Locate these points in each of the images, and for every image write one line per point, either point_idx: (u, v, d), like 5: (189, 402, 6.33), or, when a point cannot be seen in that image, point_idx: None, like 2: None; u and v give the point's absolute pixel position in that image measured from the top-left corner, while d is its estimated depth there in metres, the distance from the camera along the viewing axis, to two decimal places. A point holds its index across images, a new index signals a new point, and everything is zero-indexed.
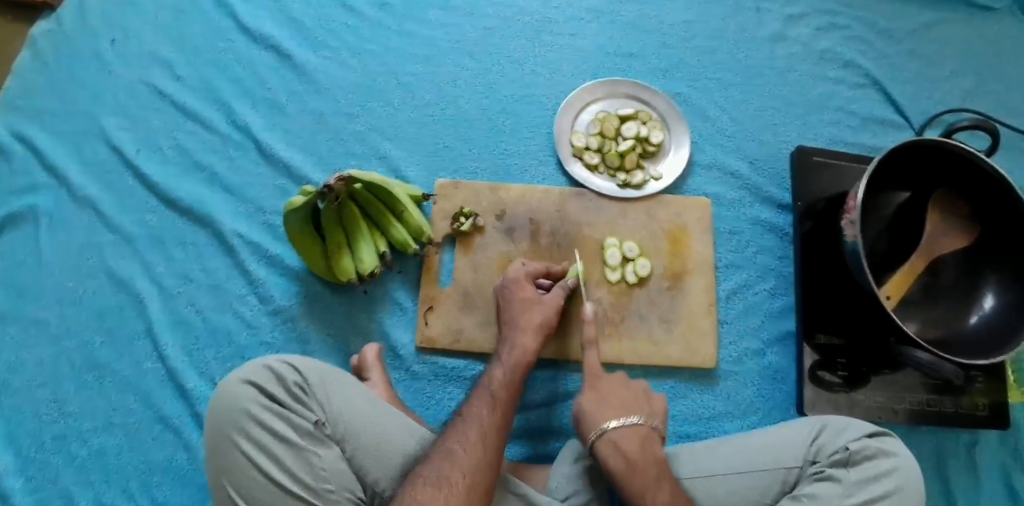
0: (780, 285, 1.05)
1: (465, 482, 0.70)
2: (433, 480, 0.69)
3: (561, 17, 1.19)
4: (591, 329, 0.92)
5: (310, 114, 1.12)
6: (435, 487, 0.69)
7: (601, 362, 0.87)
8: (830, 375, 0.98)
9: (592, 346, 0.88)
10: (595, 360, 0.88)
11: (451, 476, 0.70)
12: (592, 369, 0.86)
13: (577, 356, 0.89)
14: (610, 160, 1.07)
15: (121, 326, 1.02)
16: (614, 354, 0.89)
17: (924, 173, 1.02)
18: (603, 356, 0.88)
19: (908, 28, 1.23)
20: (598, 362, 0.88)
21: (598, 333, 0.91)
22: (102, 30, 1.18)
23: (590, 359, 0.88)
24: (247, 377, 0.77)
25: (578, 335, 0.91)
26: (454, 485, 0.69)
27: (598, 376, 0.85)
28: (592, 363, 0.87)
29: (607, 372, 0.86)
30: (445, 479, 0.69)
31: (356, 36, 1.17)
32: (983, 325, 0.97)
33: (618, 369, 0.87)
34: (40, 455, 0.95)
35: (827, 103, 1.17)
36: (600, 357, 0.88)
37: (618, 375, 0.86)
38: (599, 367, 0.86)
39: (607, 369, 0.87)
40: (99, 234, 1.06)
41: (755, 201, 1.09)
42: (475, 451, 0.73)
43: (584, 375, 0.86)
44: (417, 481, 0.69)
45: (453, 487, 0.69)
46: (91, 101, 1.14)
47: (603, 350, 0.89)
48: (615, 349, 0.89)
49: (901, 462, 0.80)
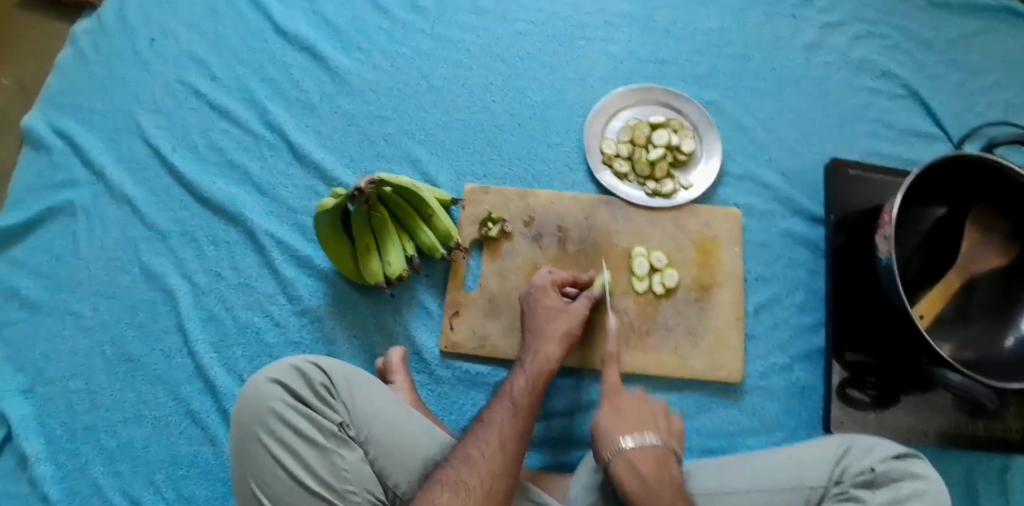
0: (809, 300, 1.04)
1: (483, 489, 0.70)
2: (451, 486, 0.70)
3: (594, 22, 1.18)
4: (635, 425, 0.78)
5: (341, 115, 1.13)
6: (454, 493, 0.69)
7: (658, 475, 0.73)
8: (859, 393, 0.96)
9: (648, 454, 0.74)
10: (649, 470, 0.74)
11: (469, 482, 0.70)
12: (649, 483, 0.73)
13: (627, 465, 0.74)
14: (640, 168, 1.06)
15: (152, 321, 1.04)
16: (666, 459, 0.76)
17: (962, 189, 1.00)
18: (656, 466, 0.74)
19: (950, 38, 1.20)
20: (653, 475, 0.74)
21: (647, 432, 0.77)
22: (140, 28, 1.20)
23: (645, 471, 0.73)
24: (276, 376, 0.78)
25: (624, 434, 0.76)
26: (472, 490, 0.70)
27: (657, 496, 0.72)
28: (646, 473, 0.73)
29: (664, 488, 0.72)
30: (462, 483, 0.70)
31: (388, 38, 1.17)
32: (1020, 346, 0.94)
33: (672, 478, 0.74)
34: (72, 444, 0.97)
35: (864, 114, 1.15)
36: (656, 468, 0.74)
37: (675, 489, 0.73)
38: (656, 482, 0.73)
39: (663, 482, 0.73)
40: (133, 229, 1.09)
41: (787, 214, 1.08)
42: (494, 458, 0.73)
43: (639, 490, 0.72)
44: (436, 487, 0.70)
45: (471, 491, 0.70)
46: (128, 98, 1.16)
47: (656, 457, 0.75)
48: (668, 455, 0.75)
49: (930, 484, 0.79)
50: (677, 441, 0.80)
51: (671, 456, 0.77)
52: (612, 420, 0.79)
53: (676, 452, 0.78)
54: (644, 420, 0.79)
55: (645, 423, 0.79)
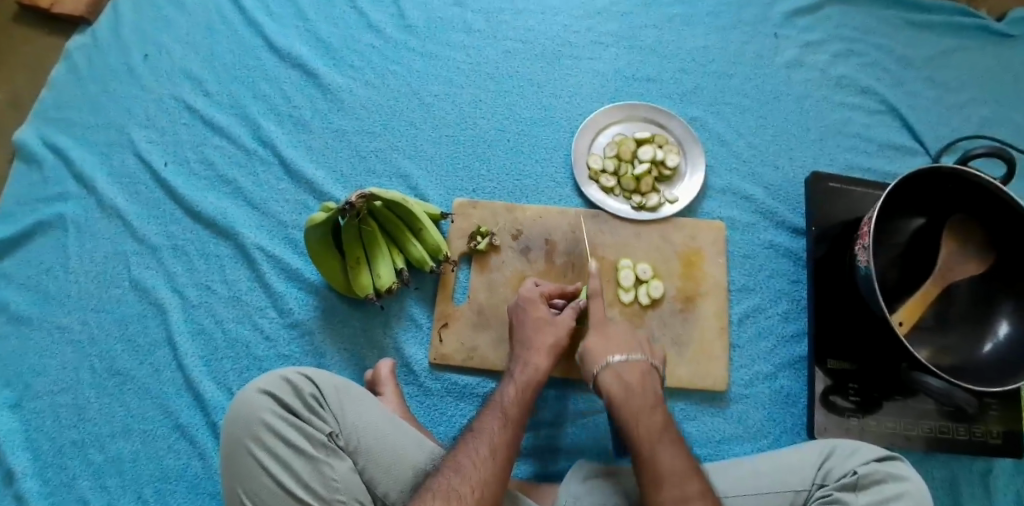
0: (792, 310, 1.06)
1: (474, 497, 0.71)
2: (443, 494, 0.71)
3: (580, 40, 1.21)
4: (624, 346, 0.90)
5: (332, 131, 1.15)
6: (445, 500, 0.70)
7: (641, 384, 0.85)
8: (842, 400, 0.98)
9: (631, 365, 0.86)
10: (633, 378, 0.85)
11: (460, 489, 0.71)
12: (631, 387, 0.84)
13: (612, 373, 0.86)
14: (625, 182, 1.08)
15: (143, 334, 1.04)
16: (651, 375, 0.87)
17: (939, 200, 1.03)
18: (642, 377, 0.86)
19: (925, 55, 1.24)
20: (636, 382, 0.85)
21: (632, 352, 0.89)
22: (134, 45, 1.22)
23: (629, 379, 0.85)
24: (266, 387, 0.79)
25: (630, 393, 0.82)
26: (463, 498, 0.70)
27: (639, 399, 0.83)
28: (631, 381, 0.85)
29: (647, 393, 0.84)
30: (453, 491, 0.71)
31: (378, 56, 1.19)
32: (998, 353, 0.96)
33: (654, 389, 0.85)
34: (60, 459, 0.97)
35: (843, 129, 1.18)
36: (639, 376, 0.85)
37: (656, 397, 0.84)
38: (639, 387, 0.84)
39: (645, 389, 0.84)
40: (125, 244, 1.09)
41: (769, 226, 1.10)
42: (485, 467, 0.74)
43: (622, 393, 0.84)
44: (428, 496, 0.71)
45: (462, 499, 0.70)
46: (120, 114, 1.18)
47: (641, 370, 0.86)
48: (652, 369, 0.87)
49: (911, 487, 0.80)
50: (661, 363, 0.91)
51: (655, 373, 0.88)
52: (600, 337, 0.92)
53: (659, 371, 0.89)
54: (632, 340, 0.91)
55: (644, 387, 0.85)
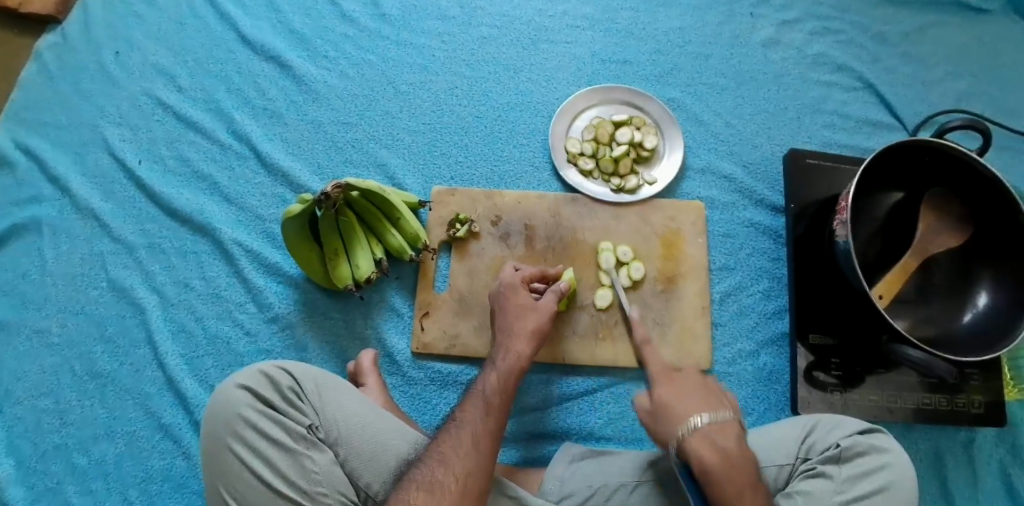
0: (774, 287, 1.06)
1: (458, 488, 0.71)
2: (426, 486, 0.71)
3: (556, 25, 1.20)
4: (705, 404, 0.80)
5: (308, 123, 1.14)
6: (428, 493, 0.70)
7: (738, 450, 0.75)
8: (824, 375, 0.98)
9: (723, 428, 0.76)
10: (728, 444, 0.75)
11: (444, 481, 0.71)
12: (730, 455, 0.74)
13: (703, 438, 0.75)
14: (604, 165, 1.08)
15: (123, 335, 1.03)
16: (741, 436, 0.77)
17: (916, 173, 1.03)
18: (735, 441, 0.76)
19: (901, 31, 1.24)
20: (731, 449, 0.75)
21: (717, 409, 0.79)
22: (105, 42, 1.20)
23: (724, 445, 0.75)
24: (244, 382, 0.78)
25: (700, 413, 0.78)
26: (448, 491, 0.70)
27: (740, 471, 0.73)
28: (725, 446, 0.75)
29: (745, 464, 0.74)
30: (437, 484, 0.71)
31: (353, 45, 1.18)
32: (977, 324, 0.97)
33: (749, 456, 0.76)
34: (43, 464, 0.96)
35: (821, 106, 1.18)
36: (733, 442, 0.76)
37: (752, 465, 0.75)
38: (737, 456, 0.74)
39: (743, 457, 0.74)
40: (101, 244, 1.08)
41: (749, 204, 1.10)
42: (469, 458, 0.73)
43: (722, 466, 0.73)
44: (410, 489, 0.70)
45: (445, 492, 0.70)
46: (94, 113, 1.16)
47: (732, 432, 0.77)
48: (742, 430, 0.77)
49: (892, 459, 0.81)
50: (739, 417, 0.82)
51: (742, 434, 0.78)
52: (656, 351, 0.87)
53: (744, 431, 0.79)
54: (710, 395, 0.81)
55: (715, 404, 0.80)
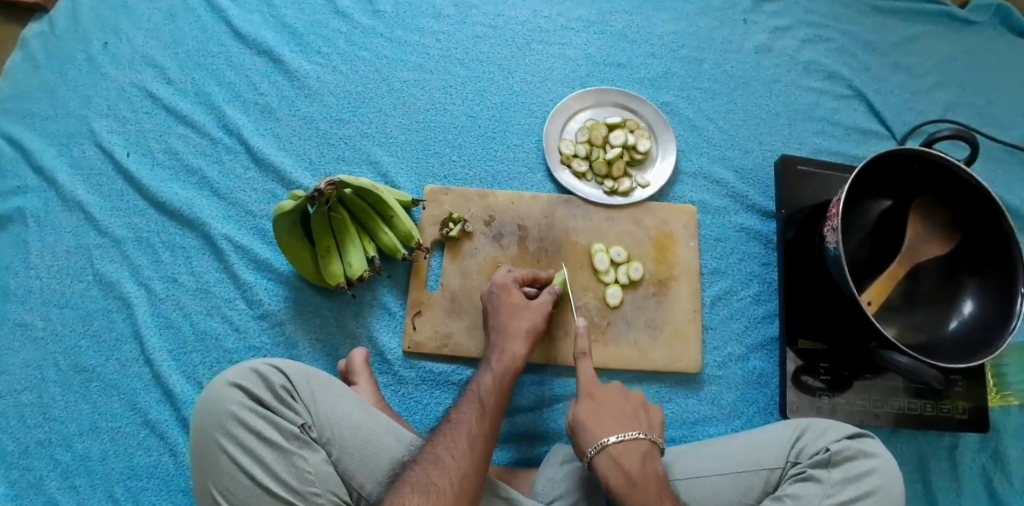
0: (764, 291, 1.07)
1: (453, 490, 0.70)
2: (421, 488, 0.69)
3: (550, 26, 1.20)
4: (600, 358, 0.87)
5: (300, 119, 1.13)
6: (423, 495, 0.68)
7: (612, 398, 0.83)
8: (812, 380, 0.99)
9: (603, 379, 0.84)
10: (604, 393, 0.83)
11: (440, 484, 0.70)
12: (603, 402, 0.82)
13: (584, 389, 0.84)
14: (598, 167, 1.08)
15: (108, 329, 1.02)
16: (622, 387, 0.85)
17: (905, 182, 1.04)
18: (612, 391, 0.84)
19: (891, 40, 1.26)
20: (607, 396, 0.83)
21: None
22: (94, 33, 1.19)
23: (599, 392, 0.83)
24: (235, 379, 0.76)
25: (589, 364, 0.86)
26: (442, 492, 0.69)
27: (609, 413, 0.81)
28: (601, 395, 0.83)
29: (619, 408, 0.82)
30: (432, 485, 0.70)
31: (346, 41, 1.18)
32: (962, 331, 0.98)
33: (627, 404, 0.83)
34: (24, 460, 0.94)
35: (811, 113, 1.19)
36: (610, 391, 0.84)
37: (628, 410, 0.82)
38: (611, 403, 0.82)
39: (616, 404, 0.82)
40: (87, 237, 1.06)
41: (740, 209, 1.11)
42: (463, 458, 0.73)
43: (594, 411, 0.81)
44: (405, 489, 0.69)
45: (441, 493, 0.69)
46: (81, 104, 1.14)
47: (611, 384, 0.85)
48: (623, 382, 0.85)
49: (882, 463, 0.82)
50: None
51: (626, 386, 0.86)
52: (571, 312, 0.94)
53: (631, 383, 0.87)
54: (609, 352, 0.89)
55: (609, 356, 0.88)
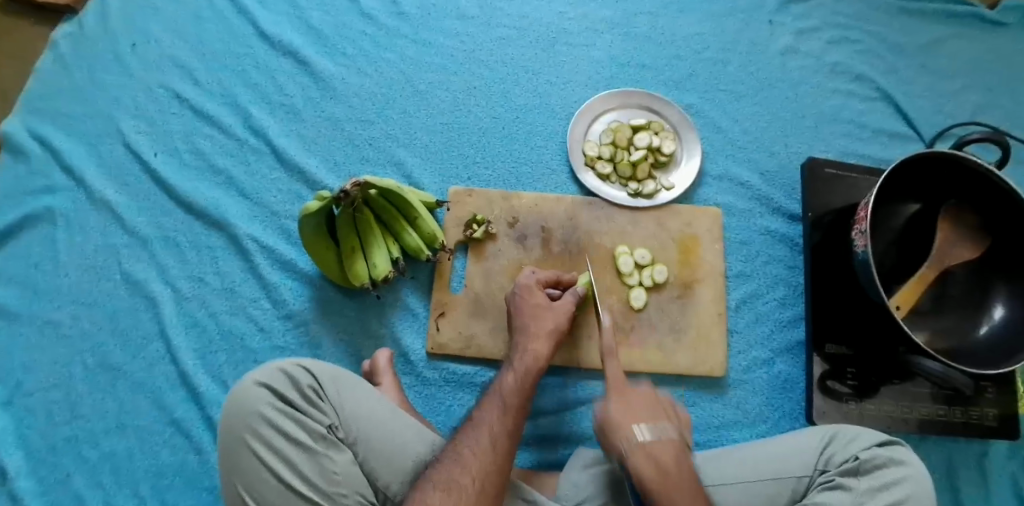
0: (790, 295, 1.06)
1: (475, 488, 0.70)
2: (443, 485, 0.69)
3: (574, 28, 1.20)
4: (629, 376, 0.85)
5: (325, 120, 1.14)
6: (445, 492, 0.69)
7: (677, 463, 0.76)
8: (839, 385, 0.98)
9: (665, 442, 0.76)
10: (667, 458, 0.76)
11: (461, 481, 0.70)
12: (667, 469, 0.75)
13: (644, 453, 0.76)
14: (622, 169, 1.08)
15: (135, 328, 1.03)
16: (681, 449, 0.78)
17: (934, 185, 1.03)
18: (674, 454, 0.77)
19: (918, 42, 1.24)
20: (670, 462, 0.76)
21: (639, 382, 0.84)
22: (122, 35, 1.20)
23: (662, 457, 0.76)
24: (262, 379, 0.76)
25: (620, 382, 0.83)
26: (464, 490, 0.69)
27: (676, 482, 0.74)
28: (664, 461, 0.76)
29: (682, 475, 0.75)
30: (454, 482, 0.70)
31: (370, 44, 1.18)
32: (993, 337, 0.97)
33: (689, 467, 0.76)
34: (52, 456, 0.95)
35: (837, 115, 1.18)
36: (673, 456, 0.76)
37: (692, 476, 0.75)
38: (674, 468, 0.75)
39: (680, 469, 0.75)
40: (116, 237, 1.08)
41: (766, 212, 1.10)
42: (485, 457, 0.73)
43: (658, 479, 0.74)
44: (427, 486, 0.70)
45: (463, 491, 0.69)
46: (109, 105, 1.16)
47: (670, 445, 0.77)
48: (683, 445, 0.78)
49: (912, 471, 0.80)
50: (686, 430, 0.82)
51: (684, 446, 0.79)
52: (621, 403, 0.81)
53: (688, 443, 0.80)
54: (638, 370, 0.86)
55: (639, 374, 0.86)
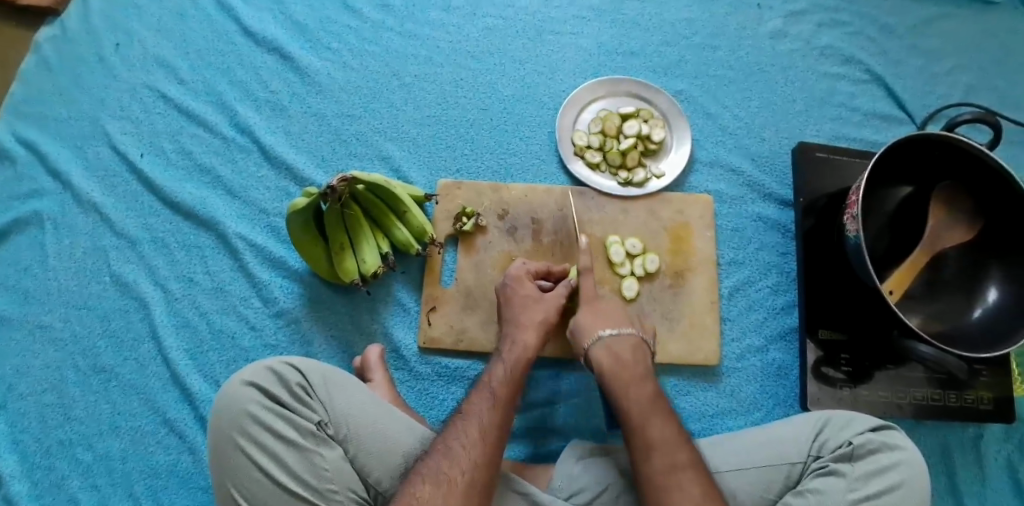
0: (782, 282, 1.05)
1: (465, 480, 0.70)
2: (433, 478, 0.69)
3: (561, 16, 1.19)
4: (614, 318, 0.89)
5: (312, 115, 1.13)
6: (435, 485, 0.69)
7: (634, 357, 0.84)
8: (833, 371, 0.98)
9: (624, 338, 0.85)
10: (625, 353, 0.84)
11: (450, 474, 0.70)
12: (624, 361, 0.84)
13: (603, 347, 0.85)
14: (611, 158, 1.07)
15: (125, 330, 1.02)
16: (642, 347, 0.87)
17: (926, 167, 1.01)
18: (633, 351, 0.85)
19: (909, 23, 1.23)
20: (628, 356, 0.85)
21: (623, 325, 0.88)
22: (105, 34, 1.19)
23: (622, 353, 0.85)
24: (251, 378, 0.75)
25: (603, 325, 0.87)
26: (454, 482, 0.69)
27: (631, 371, 0.83)
28: (642, 398, 0.80)
29: (638, 366, 0.83)
30: (443, 476, 0.69)
31: (356, 37, 1.17)
32: (986, 319, 0.96)
33: (645, 363, 0.85)
34: (46, 460, 0.95)
35: (828, 99, 1.17)
36: (631, 350, 0.85)
37: (646, 370, 0.84)
38: (631, 360, 0.84)
39: (636, 362, 0.84)
40: (104, 238, 1.07)
41: (757, 198, 1.10)
42: (474, 449, 0.72)
43: (614, 369, 0.83)
44: (417, 480, 0.69)
45: (453, 484, 0.69)
46: (94, 106, 1.14)
47: (631, 342, 0.86)
48: (642, 341, 0.87)
49: (906, 456, 0.80)
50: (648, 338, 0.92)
51: (644, 346, 0.88)
52: (604, 347, 0.86)
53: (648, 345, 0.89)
54: (621, 313, 0.90)
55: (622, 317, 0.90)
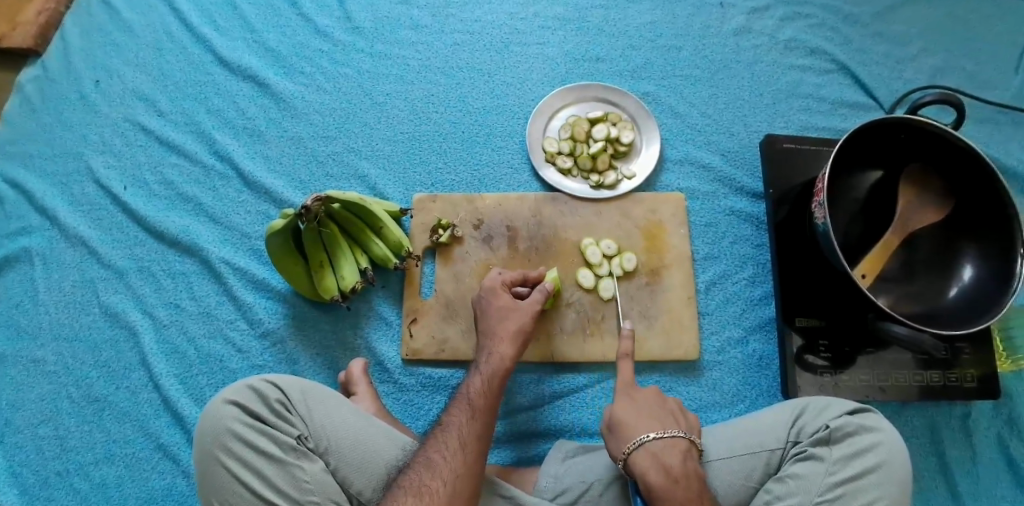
0: (758, 273, 1.07)
1: (447, 490, 0.71)
2: (415, 491, 0.71)
3: (527, 27, 1.22)
4: (653, 420, 0.81)
5: (288, 139, 1.15)
6: (417, 497, 0.70)
7: (683, 468, 0.76)
8: (814, 358, 0.98)
9: (672, 445, 0.77)
10: (675, 464, 0.76)
11: (432, 485, 0.71)
12: (675, 475, 0.75)
13: (649, 456, 0.77)
14: (582, 162, 1.09)
15: (116, 359, 1.04)
16: (689, 452, 0.79)
17: (895, 151, 1.03)
18: (681, 459, 0.77)
19: (871, 11, 1.25)
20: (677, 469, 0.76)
21: (667, 426, 0.80)
22: (85, 72, 1.22)
23: (670, 463, 0.76)
24: (232, 396, 0.77)
25: (645, 430, 0.79)
26: (436, 493, 0.71)
27: (685, 489, 0.74)
28: None
29: (690, 481, 0.75)
30: (425, 487, 0.71)
31: (328, 60, 1.20)
32: (965, 296, 0.96)
33: (695, 471, 0.77)
34: (44, 491, 0.97)
35: (795, 91, 1.19)
36: (680, 460, 0.77)
37: (699, 481, 0.76)
38: (682, 475, 0.75)
39: (688, 474, 0.76)
40: (91, 270, 1.09)
41: (729, 192, 1.11)
42: (455, 459, 0.74)
43: (667, 486, 0.74)
44: (399, 493, 0.71)
45: (434, 496, 0.70)
46: (78, 142, 1.17)
47: (680, 450, 0.78)
48: (690, 446, 0.79)
49: (884, 437, 0.81)
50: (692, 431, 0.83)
51: (692, 448, 0.80)
52: (650, 456, 0.77)
53: (695, 445, 0.80)
54: (661, 411, 0.82)
55: (661, 416, 0.82)
